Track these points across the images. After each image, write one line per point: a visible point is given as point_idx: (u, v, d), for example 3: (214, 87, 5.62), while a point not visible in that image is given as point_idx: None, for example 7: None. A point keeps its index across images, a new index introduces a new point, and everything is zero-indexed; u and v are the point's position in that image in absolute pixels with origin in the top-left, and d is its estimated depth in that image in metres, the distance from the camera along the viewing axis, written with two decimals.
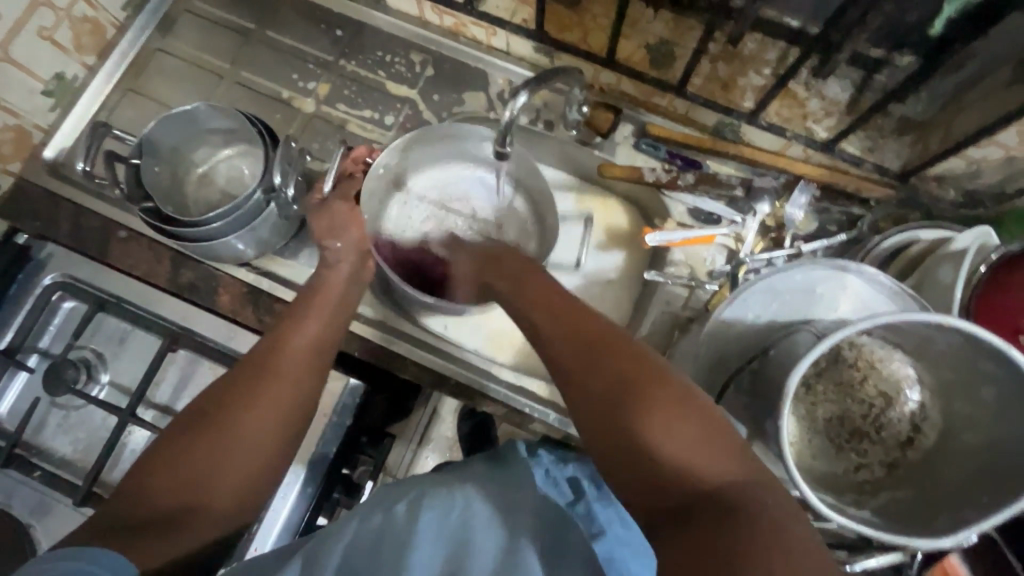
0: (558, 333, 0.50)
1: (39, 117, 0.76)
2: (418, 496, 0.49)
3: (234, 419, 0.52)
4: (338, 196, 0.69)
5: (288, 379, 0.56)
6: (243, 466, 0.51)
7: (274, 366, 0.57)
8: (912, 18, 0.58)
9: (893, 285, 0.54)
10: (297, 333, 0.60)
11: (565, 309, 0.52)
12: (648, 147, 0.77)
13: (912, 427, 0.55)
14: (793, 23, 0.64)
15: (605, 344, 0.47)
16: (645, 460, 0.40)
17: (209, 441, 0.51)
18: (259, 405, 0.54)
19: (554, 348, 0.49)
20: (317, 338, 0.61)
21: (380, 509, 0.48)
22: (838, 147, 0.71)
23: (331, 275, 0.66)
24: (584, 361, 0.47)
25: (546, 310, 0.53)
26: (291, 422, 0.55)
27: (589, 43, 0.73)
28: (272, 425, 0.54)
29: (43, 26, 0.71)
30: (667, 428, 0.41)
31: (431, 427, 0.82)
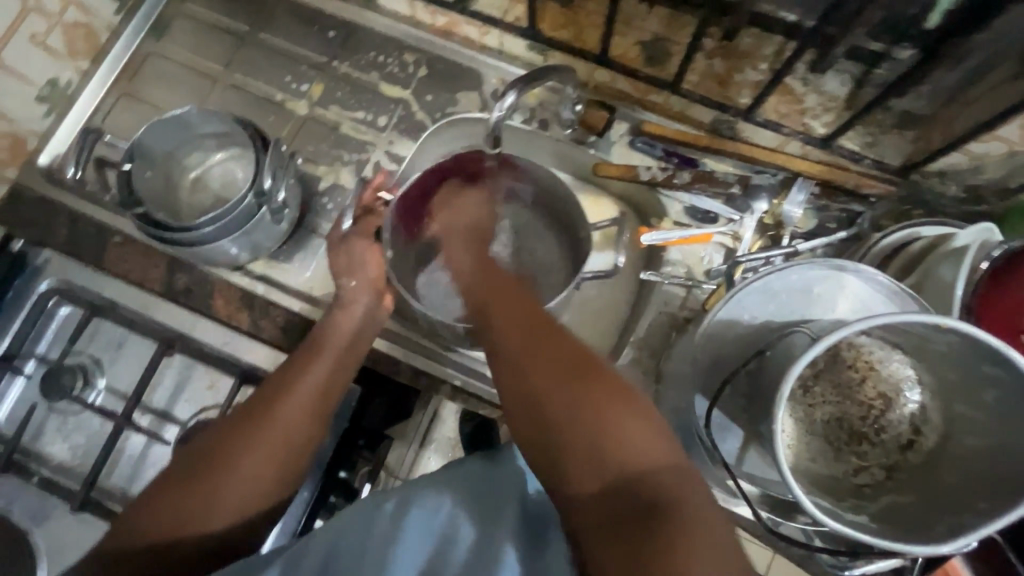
0: (499, 333, 0.50)
1: (34, 123, 0.76)
2: (407, 495, 0.48)
3: (231, 458, 0.52)
4: (358, 233, 0.70)
5: (285, 414, 0.55)
6: (238, 502, 0.51)
7: (274, 401, 0.56)
8: (910, 11, 0.57)
9: (890, 284, 0.53)
10: (305, 374, 0.59)
11: (526, 315, 0.51)
12: (644, 145, 0.76)
13: (912, 428, 0.54)
14: (789, 18, 0.61)
15: (547, 339, 0.48)
16: (582, 457, 0.41)
17: (203, 477, 0.51)
18: (256, 441, 0.53)
19: (513, 350, 0.48)
20: (324, 379, 0.59)
21: (369, 509, 0.48)
22: (837, 143, 0.70)
23: (342, 313, 0.65)
24: (521, 358, 0.47)
25: (508, 315, 0.52)
26: (287, 461, 0.54)
27: (582, 41, 0.72)
28: (269, 461, 0.53)
29: (34, 32, 0.71)
30: (617, 428, 0.41)
31: (433, 428, 0.78)
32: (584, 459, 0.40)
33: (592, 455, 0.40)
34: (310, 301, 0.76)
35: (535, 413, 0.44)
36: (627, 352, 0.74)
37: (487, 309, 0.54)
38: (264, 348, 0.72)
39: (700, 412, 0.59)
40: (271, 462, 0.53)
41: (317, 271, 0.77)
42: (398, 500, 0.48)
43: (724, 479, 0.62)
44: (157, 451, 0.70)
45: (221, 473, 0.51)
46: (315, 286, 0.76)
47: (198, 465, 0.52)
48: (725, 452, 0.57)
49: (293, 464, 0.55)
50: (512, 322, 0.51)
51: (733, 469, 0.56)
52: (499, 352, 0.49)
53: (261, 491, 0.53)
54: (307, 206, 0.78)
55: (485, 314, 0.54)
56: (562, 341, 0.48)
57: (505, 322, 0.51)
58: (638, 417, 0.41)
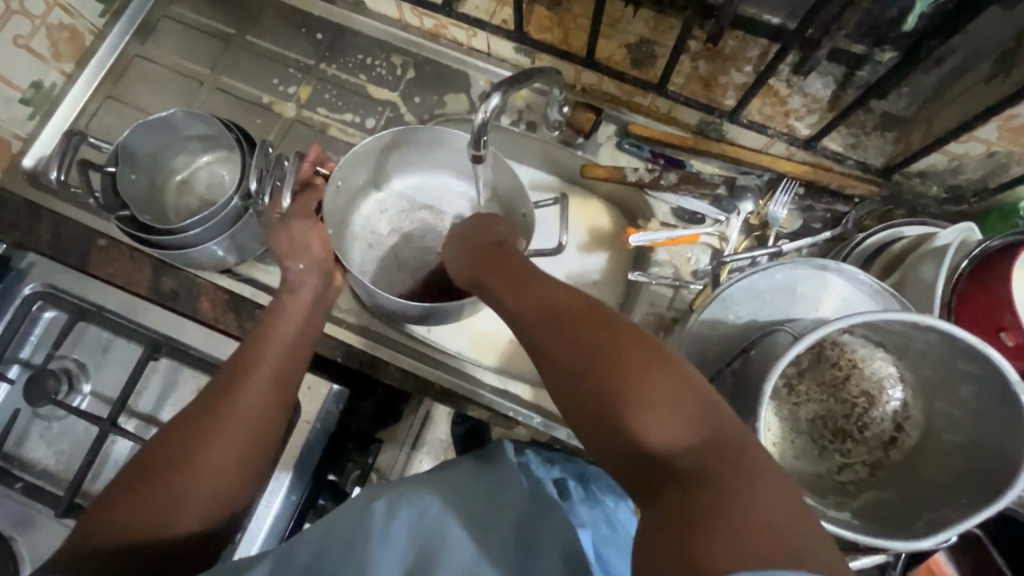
0: (523, 318, 0.49)
1: (18, 126, 0.76)
2: (397, 495, 0.49)
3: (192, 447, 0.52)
4: (297, 212, 0.67)
5: (240, 406, 0.55)
6: (205, 496, 0.51)
7: (230, 395, 0.56)
8: (890, 14, 0.57)
9: (874, 284, 0.53)
10: (257, 366, 0.58)
11: (549, 299, 0.49)
12: (631, 146, 0.77)
13: (895, 426, 0.54)
14: (773, 21, 0.64)
15: (572, 313, 0.46)
16: (624, 430, 0.39)
17: (164, 473, 0.51)
18: (214, 435, 0.53)
19: (538, 330, 0.47)
20: (278, 367, 0.59)
21: (356, 510, 0.48)
22: (820, 144, 0.69)
23: (294, 297, 0.65)
24: (547, 338, 0.46)
25: (531, 299, 0.50)
26: (248, 452, 0.54)
27: (569, 43, 0.72)
28: (230, 453, 0.53)
29: (18, 34, 0.71)
30: (656, 398, 0.38)
31: (425, 430, 0.82)
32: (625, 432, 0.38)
33: (634, 427, 0.38)
34: None
35: (571, 395, 0.42)
36: None
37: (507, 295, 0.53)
38: None
39: None
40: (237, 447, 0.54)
41: None
42: (387, 500, 0.48)
43: None
44: None
45: (183, 467, 0.51)
46: None
47: (160, 464, 0.51)
48: None
49: (255, 455, 0.55)
50: (532, 304, 0.50)
51: None
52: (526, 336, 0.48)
53: (226, 482, 0.53)
54: None
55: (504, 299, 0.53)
56: (589, 313, 0.46)
57: (524, 307, 0.50)
58: (678, 382, 0.39)
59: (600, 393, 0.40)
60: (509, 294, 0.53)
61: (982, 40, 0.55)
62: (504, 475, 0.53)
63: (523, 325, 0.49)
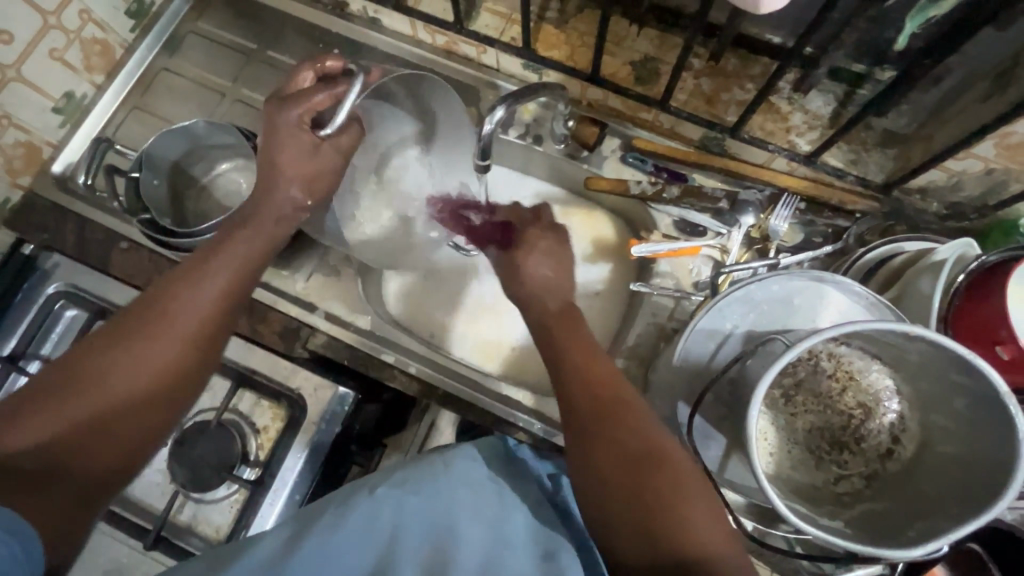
0: (566, 377, 0.52)
1: (49, 134, 0.80)
2: (400, 481, 0.49)
3: (122, 360, 0.48)
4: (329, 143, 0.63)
5: (154, 343, 0.50)
6: (135, 408, 0.48)
7: (149, 324, 0.50)
8: (888, 34, 0.59)
9: (869, 295, 0.54)
10: (176, 298, 0.52)
11: (615, 418, 0.48)
12: (635, 160, 0.78)
13: (891, 438, 0.54)
14: (773, 40, 0.66)
15: (618, 403, 0.49)
16: (649, 529, 0.43)
17: (66, 403, 0.46)
18: (123, 369, 0.48)
19: (579, 401, 0.49)
20: (218, 284, 0.54)
21: (361, 495, 0.47)
22: (821, 160, 0.71)
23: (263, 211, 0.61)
24: (591, 411, 0.48)
25: (580, 363, 0.52)
26: (162, 390, 0.50)
27: (575, 61, 0.75)
28: (159, 374, 0.50)
29: (54, 47, 0.75)
30: (685, 510, 0.43)
31: (430, 438, 0.79)
32: (647, 534, 0.42)
33: (658, 532, 0.42)
34: (306, 307, 0.78)
35: (606, 505, 0.45)
36: (616, 362, 0.76)
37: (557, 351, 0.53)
38: (260, 352, 0.74)
39: (682, 419, 0.59)
40: (172, 366, 0.50)
41: (312, 279, 0.79)
42: (390, 485, 0.49)
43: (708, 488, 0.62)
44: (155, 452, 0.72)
45: (87, 398, 0.47)
46: (311, 292, 0.79)
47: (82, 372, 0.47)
48: (707, 460, 0.58)
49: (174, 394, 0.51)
50: (583, 365, 0.52)
51: (715, 477, 0.57)
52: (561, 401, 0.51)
53: (154, 399, 0.49)
54: None
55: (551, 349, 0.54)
56: (630, 404, 0.49)
57: (574, 365, 0.52)
58: (696, 499, 0.44)
59: (638, 505, 0.44)
60: (569, 392, 0.50)
61: (979, 61, 0.57)
62: (500, 466, 0.56)
63: (573, 432, 0.49)
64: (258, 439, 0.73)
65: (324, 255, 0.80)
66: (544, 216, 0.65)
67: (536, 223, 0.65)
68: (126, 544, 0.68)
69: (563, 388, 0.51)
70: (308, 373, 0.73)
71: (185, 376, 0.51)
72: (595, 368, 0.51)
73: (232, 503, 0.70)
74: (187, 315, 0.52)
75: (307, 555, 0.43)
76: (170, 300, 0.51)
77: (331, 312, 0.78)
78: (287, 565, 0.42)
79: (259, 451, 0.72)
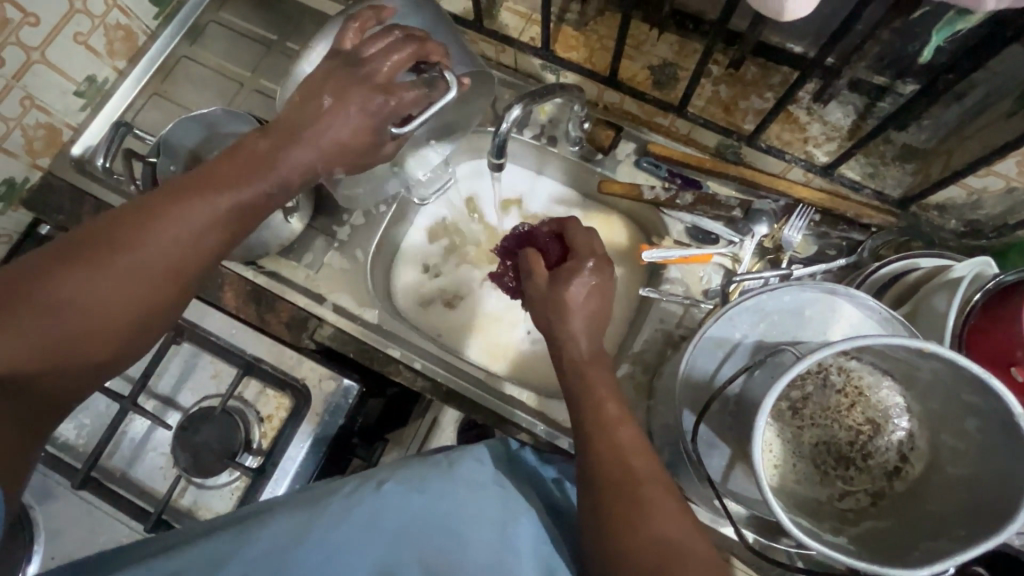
0: (598, 455, 0.49)
1: (70, 116, 0.81)
2: (409, 477, 0.50)
3: (92, 284, 0.46)
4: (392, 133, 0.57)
5: (124, 279, 0.47)
6: (103, 335, 0.47)
7: (127, 249, 0.47)
8: (912, 47, 0.58)
9: (882, 310, 0.54)
10: (161, 233, 0.48)
11: (637, 493, 0.46)
12: (649, 165, 0.77)
13: (899, 456, 0.54)
14: (795, 49, 0.65)
15: (649, 490, 0.46)
16: None
17: (23, 324, 0.44)
18: (90, 303, 0.46)
19: (609, 484, 0.47)
20: (210, 221, 0.50)
21: (368, 489, 0.48)
22: (837, 172, 0.70)
23: (277, 150, 0.53)
24: (624, 496, 0.46)
25: (613, 442, 0.50)
26: (131, 325, 0.49)
27: (593, 63, 0.75)
28: (132, 306, 0.48)
29: (79, 31, 0.76)
30: None
31: (432, 434, 0.81)
32: None
33: None
34: (315, 299, 0.78)
35: None
36: (621, 367, 0.75)
37: (587, 425, 0.51)
38: (267, 341, 0.74)
39: (688, 427, 0.59)
40: (146, 299, 0.48)
41: (323, 270, 0.79)
42: (398, 481, 0.49)
43: (710, 498, 0.62)
44: (158, 436, 0.73)
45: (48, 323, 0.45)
46: (320, 283, 0.79)
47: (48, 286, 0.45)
48: (711, 469, 0.57)
49: (141, 328, 0.50)
50: (612, 444, 0.49)
51: (718, 487, 0.56)
52: (592, 482, 0.48)
53: (124, 328, 0.48)
54: (318, 209, 0.81)
55: (580, 423, 0.52)
56: (659, 487, 0.47)
57: (605, 444, 0.49)
58: None
59: None
60: (591, 464, 0.49)
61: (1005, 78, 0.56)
62: (504, 466, 0.57)
63: (599, 517, 0.47)
64: (262, 427, 0.73)
65: (334, 247, 0.80)
66: (596, 246, 0.60)
67: (591, 254, 0.59)
68: (127, 526, 0.69)
69: (592, 467, 0.49)
70: (313, 364, 0.73)
71: (160, 310, 0.50)
72: (622, 435, 0.50)
73: (233, 491, 0.71)
74: (168, 249, 0.48)
75: (315, 542, 0.43)
76: (148, 236, 0.48)
77: (339, 305, 0.78)
78: (298, 555, 0.42)
79: (262, 439, 0.72)
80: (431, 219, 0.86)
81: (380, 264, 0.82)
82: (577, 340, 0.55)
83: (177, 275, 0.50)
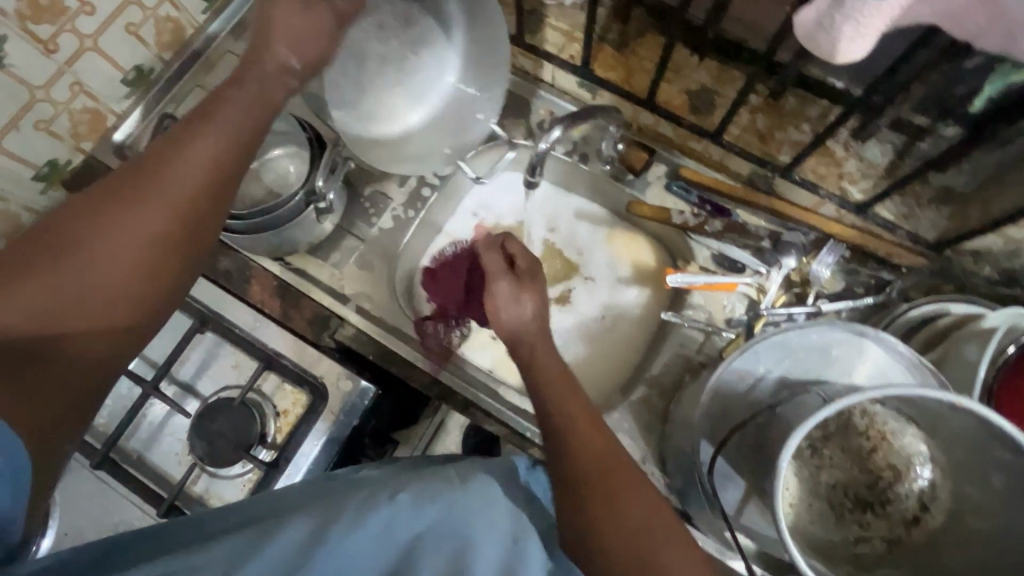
0: (571, 437, 0.50)
1: (114, 103, 0.82)
2: (423, 488, 0.50)
3: (104, 232, 0.46)
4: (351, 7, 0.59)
5: (135, 219, 0.47)
6: (126, 280, 0.47)
7: (134, 190, 0.47)
8: (958, 91, 0.55)
9: (912, 356, 0.53)
10: (165, 168, 0.48)
11: (610, 484, 0.47)
12: (679, 189, 0.77)
13: (918, 506, 0.53)
14: (835, 84, 0.62)
15: (627, 475, 0.48)
16: None
17: (38, 284, 0.44)
18: (109, 249, 0.46)
19: (581, 466, 0.48)
20: (209, 149, 0.50)
21: (381, 498, 0.48)
22: (872, 212, 0.71)
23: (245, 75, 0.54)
24: (590, 473, 0.48)
25: (590, 431, 0.51)
26: (156, 267, 0.48)
27: (631, 84, 0.76)
28: (150, 244, 0.47)
29: (130, 22, 0.77)
30: None
31: (437, 438, 0.82)
32: None
33: None
34: (338, 298, 0.80)
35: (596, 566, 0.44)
36: (637, 390, 0.76)
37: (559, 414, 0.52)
38: (289, 337, 0.75)
39: (704, 458, 0.58)
40: (163, 238, 0.48)
41: (349, 270, 0.80)
42: (410, 492, 0.49)
43: (721, 531, 0.61)
44: (175, 423, 0.74)
45: (62, 283, 0.44)
46: (344, 283, 0.80)
47: (67, 238, 0.46)
48: (725, 503, 0.57)
49: (165, 272, 0.49)
50: (587, 430, 0.51)
51: (731, 520, 0.56)
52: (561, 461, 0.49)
53: (148, 272, 0.48)
54: (349, 208, 0.82)
55: (548, 412, 0.53)
56: (626, 469, 0.48)
57: (579, 429, 0.51)
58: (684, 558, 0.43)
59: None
60: (563, 444, 0.50)
61: None
62: (511, 476, 0.57)
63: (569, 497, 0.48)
64: (277, 422, 0.73)
65: (361, 248, 0.81)
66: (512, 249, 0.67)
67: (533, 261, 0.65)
68: (140, 508, 0.70)
69: (566, 449, 0.50)
70: (331, 362, 0.74)
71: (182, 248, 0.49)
72: (589, 427, 0.51)
73: (245, 483, 0.72)
74: (171, 183, 0.48)
75: (327, 548, 0.44)
76: (150, 173, 0.48)
77: (362, 306, 0.80)
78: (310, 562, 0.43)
79: (277, 433, 0.73)
80: (456, 224, 0.87)
81: (404, 268, 0.83)
82: (540, 342, 0.59)
83: (188, 208, 0.49)
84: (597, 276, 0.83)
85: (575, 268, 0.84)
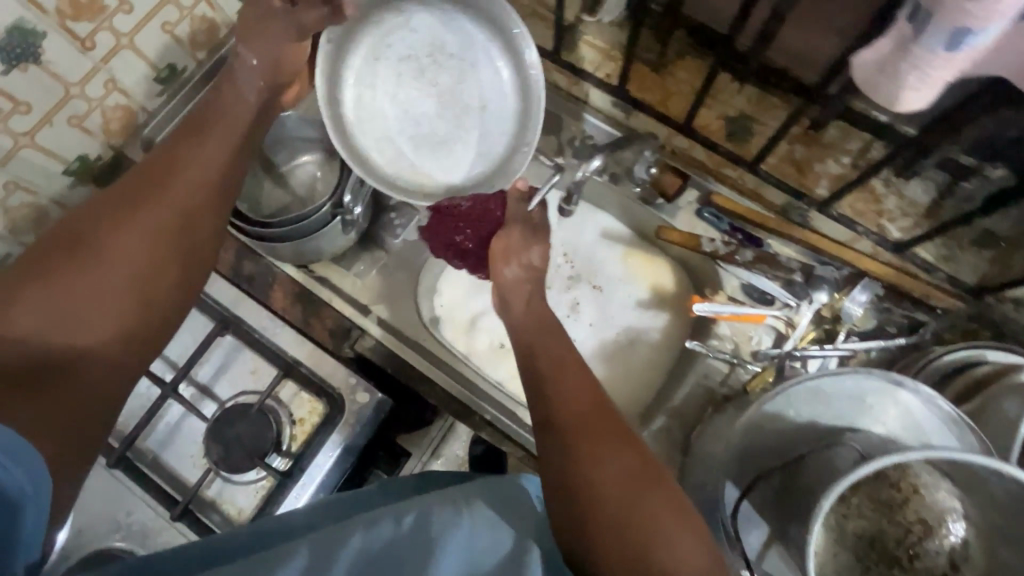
0: (556, 397, 0.52)
1: (146, 101, 0.82)
2: (427, 508, 0.45)
3: (117, 234, 0.48)
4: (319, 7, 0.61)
5: (145, 219, 0.49)
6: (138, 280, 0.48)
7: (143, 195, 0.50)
8: (1012, 133, 0.54)
9: (951, 411, 0.51)
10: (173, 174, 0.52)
11: (597, 433, 0.49)
12: (710, 216, 0.75)
13: (950, 563, 0.51)
14: (880, 118, 0.61)
15: (620, 431, 0.50)
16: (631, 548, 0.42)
17: (50, 286, 0.44)
18: (120, 249, 0.47)
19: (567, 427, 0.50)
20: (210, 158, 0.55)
21: (387, 522, 0.44)
22: (912, 251, 0.69)
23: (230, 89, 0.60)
24: (572, 426, 0.50)
25: (573, 392, 0.53)
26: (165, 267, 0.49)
27: (668, 107, 0.74)
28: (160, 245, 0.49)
29: (166, 21, 0.77)
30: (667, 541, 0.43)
31: (444, 441, 0.77)
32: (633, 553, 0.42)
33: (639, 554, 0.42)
34: (360, 308, 0.80)
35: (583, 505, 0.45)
36: (658, 420, 0.75)
37: (550, 374, 0.55)
38: (309, 345, 0.75)
39: (729, 500, 0.56)
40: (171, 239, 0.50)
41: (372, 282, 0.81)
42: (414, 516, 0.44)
43: None
44: (193, 425, 0.74)
45: (76, 284, 0.45)
46: (366, 294, 0.80)
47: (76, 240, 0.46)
48: (747, 546, 0.56)
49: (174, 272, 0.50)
50: (574, 388, 0.53)
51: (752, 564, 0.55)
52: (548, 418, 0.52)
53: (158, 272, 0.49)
54: (375, 217, 0.82)
55: (538, 384, 0.55)
56: (610, 419, 0.51)
57: (566, 387, 0.53)
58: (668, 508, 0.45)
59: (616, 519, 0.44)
60: (551, 400, 0.53)
61: None
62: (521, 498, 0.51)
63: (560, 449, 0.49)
64: (293, 430, 0.73)
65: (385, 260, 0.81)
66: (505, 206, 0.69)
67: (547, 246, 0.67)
68: (152, 509, 0.70)
69: (552, 410, 0.52)
70: (348, 374, 0.73)
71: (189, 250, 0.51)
72: (574, 380, 0.54)
73: (258, 489, 0.71)
74: (180, 187, 0.52)
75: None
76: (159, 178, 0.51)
77: (383, 318, 0.80)
78: None
79: (292, 441, 0.73)
80: None
81: (426, 281, 0.81)
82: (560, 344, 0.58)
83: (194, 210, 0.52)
84: (620, 299, 0.82)
85: (596, 289, 0.82)
